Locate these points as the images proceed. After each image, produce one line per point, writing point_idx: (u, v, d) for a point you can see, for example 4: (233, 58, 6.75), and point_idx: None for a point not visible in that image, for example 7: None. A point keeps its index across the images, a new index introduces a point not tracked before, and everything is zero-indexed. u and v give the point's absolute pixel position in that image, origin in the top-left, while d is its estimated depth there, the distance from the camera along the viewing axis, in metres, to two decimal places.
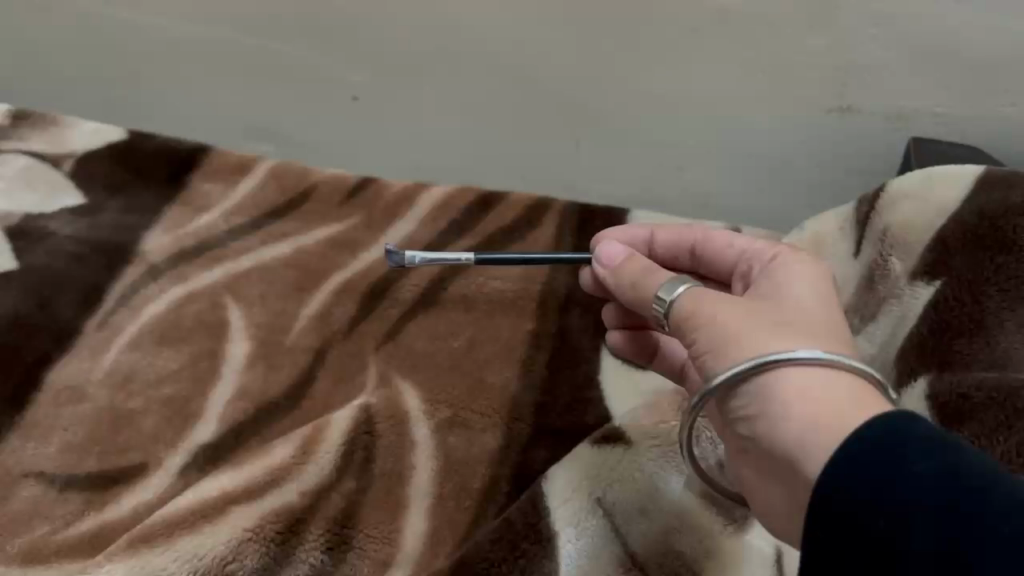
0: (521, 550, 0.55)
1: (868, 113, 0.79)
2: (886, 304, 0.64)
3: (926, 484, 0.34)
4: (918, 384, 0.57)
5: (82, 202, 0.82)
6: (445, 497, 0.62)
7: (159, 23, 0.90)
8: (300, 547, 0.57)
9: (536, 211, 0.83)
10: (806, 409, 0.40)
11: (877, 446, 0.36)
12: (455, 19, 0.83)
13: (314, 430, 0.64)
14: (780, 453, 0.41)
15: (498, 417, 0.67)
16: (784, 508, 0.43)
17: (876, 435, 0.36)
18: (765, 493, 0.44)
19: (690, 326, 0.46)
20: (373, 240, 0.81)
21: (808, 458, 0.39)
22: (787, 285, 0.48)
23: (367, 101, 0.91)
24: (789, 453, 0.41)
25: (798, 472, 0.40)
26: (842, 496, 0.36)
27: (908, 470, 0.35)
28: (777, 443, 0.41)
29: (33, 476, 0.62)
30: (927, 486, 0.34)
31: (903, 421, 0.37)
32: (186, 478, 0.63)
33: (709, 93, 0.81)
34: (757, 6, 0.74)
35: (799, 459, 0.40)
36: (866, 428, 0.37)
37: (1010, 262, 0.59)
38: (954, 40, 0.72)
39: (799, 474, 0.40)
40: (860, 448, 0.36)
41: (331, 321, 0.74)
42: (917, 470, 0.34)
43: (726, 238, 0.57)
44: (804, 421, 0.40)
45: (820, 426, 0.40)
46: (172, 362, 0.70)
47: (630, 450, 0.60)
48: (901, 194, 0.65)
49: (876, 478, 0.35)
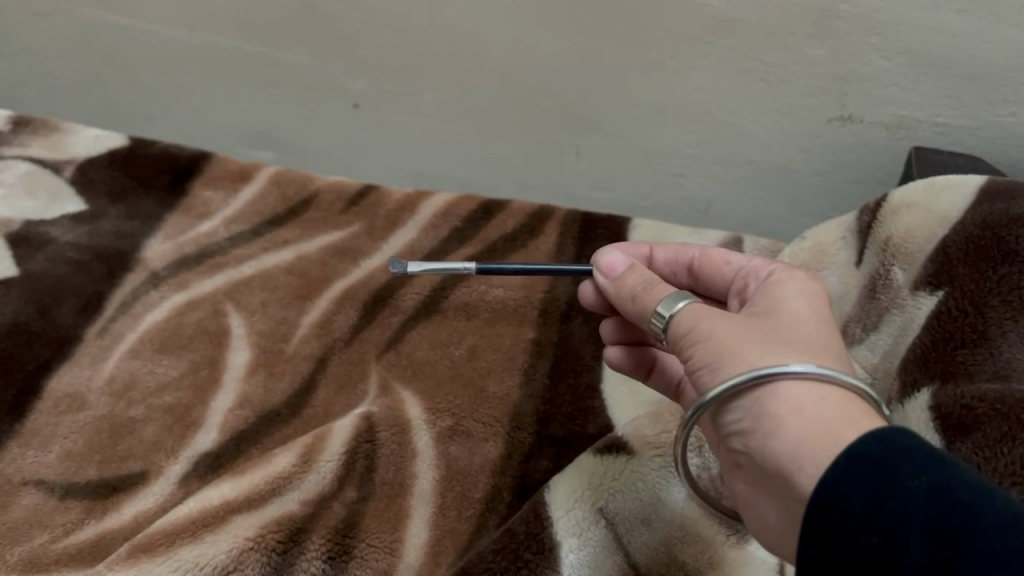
0: (523, 560, 0.55)
1: (869, 123, 0.79)
2: (889, 314, 0.64)
3: (919, 498, 0.34)
4: (922, 394, 0.56)
5: (83, 208, 0.82)
6: (446, 507, 0.61)
7: (158, 30, 0.90)
8: (301, 556, 0.56)
9: (537, 219, 0.83)
10: (798, 422, 0.40)
11: (870, 459, 0.36)
12: (454, 27, 0.82)
13: (314, 439, 0.64)
14: (773, 467, 0.41)
15: (499, 426, 0.67)
16: (776, 522, 0.43)
17: (871, 449, 0.36)
18: (758, 508, 0.44)
19: (688, 341, 0.46)
20: (373, 248, 0.81)
21: (801, 472, 0.39)
22: (785, 300, 0.49)
23: (368, 109, 0.92)
24: (781, 467, 0.40)
25: (789, 486, 0.40)
26: (835, 510, 0.35)
27: (902, 485, 0.34)
28: (769, 457, 0.41)
29: (32, 483, 0.62)
30: (920, 500, 0.34)
31: (897, 436, 0.37)
32: (187, 486, 0.63)
33: (708, 102, 0.81)
34: (759, 15, 0.74)
35: (789, 473, 0.40)
36: (860, 442, 0.37)
37: (1013, 272, 0.59)
38: (955, 49, 0.72)
39: (790, 488, 0.40)
40: (854, 463, 0.36)
41: (332, 328, 0.74)
42: (910, 483, 0.34)
43: (725, 256, 0.57)
44: (796, 434, 0.40)
45: (812, 439, 0.39)
46: (172, 371, 0.69)
47: (633, 459, 0.60)
48: (902, 206, 0.66)
49: (869, 492, 0.35)
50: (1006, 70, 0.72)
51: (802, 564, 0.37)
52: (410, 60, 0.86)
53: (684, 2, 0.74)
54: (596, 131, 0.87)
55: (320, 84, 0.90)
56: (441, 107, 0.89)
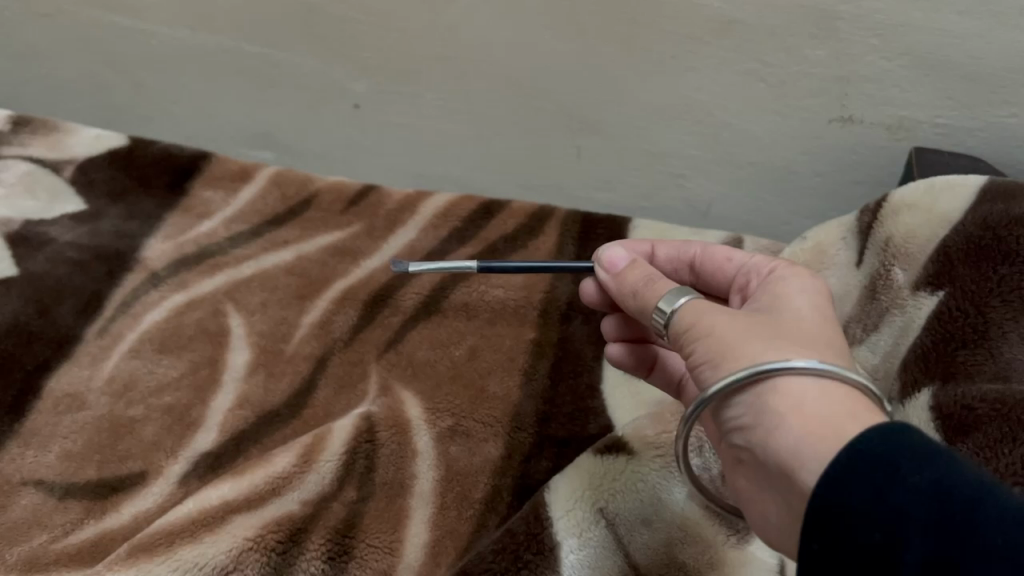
0: (523, 561, 0.55)
1: (869, 124, 0.79)
2: (889, 314, 0.64)
3: (919, 495, 0.34)
4: (922, 395, 0.56)
5: (83, 208, 0.82)
6: (446, 508, 0.61)
7: (158, 31, 0.90)
8: (300, 557, 0.56)
9: (537, 219, 0.83)
10: (799, 418, 0.40)
11: (871, 456, 0.36)
12: (454, 27, 0.82)
13: (314, 439, 0.64)
14: (774, 463, 0.41)
15: (499, 426, 0.66)
16: (777, 519, 0.43)
17: (872, 446, 0.36)
18: (759, 504, 0.44)
19: (689, 336, 0.46)
20: (372, 249, 0.81)
21: (802, 468, 0.39)
22: (787, 297, 0.49)
23: (368, 110, 0.92)
24: (781, 463, 0.40)
25: (790, 483, 0.40)
26: (836, 507, 0.36)
27: (903, 482, 0.34)
28: (770, 453, 0.41)
29: (32, 483, 0.62)
30: (920, 498, 0.34)
31: (898, 432, 0.37)
32: (186, 486, 0.63)
33: (708, 102, 0.81)
34: (760, 15, 0.74)
35: (790, 469, 0.40)
36: (861, 439, 0.37)
37: (1013, 273, 0.59)
38: (955, 50, 0.72)
39: (791, 484, 0.40)
40: (855, 460, 0.36)
41: (331, 329, 0.74)
42: (911, 480, 0.34)
43: (726, 253, 0.57)
44: (797, 430, 0.40)
45: (813, 435, 0.39)
46: (172, 371, 0.69)
47: (633, 459, 0.60)
48: (903, 205, 0.66)
49: (870, 490, 0.35)
50: (1007, 71, 0.72)
51: (804, 562, 0.37)
52: (410, 61, 0.86)
53: (685, 3, 0.74)
54: (596, 131, 0.87)
55: (320, 84, 0.90)
56: (441, 108, 0.89)
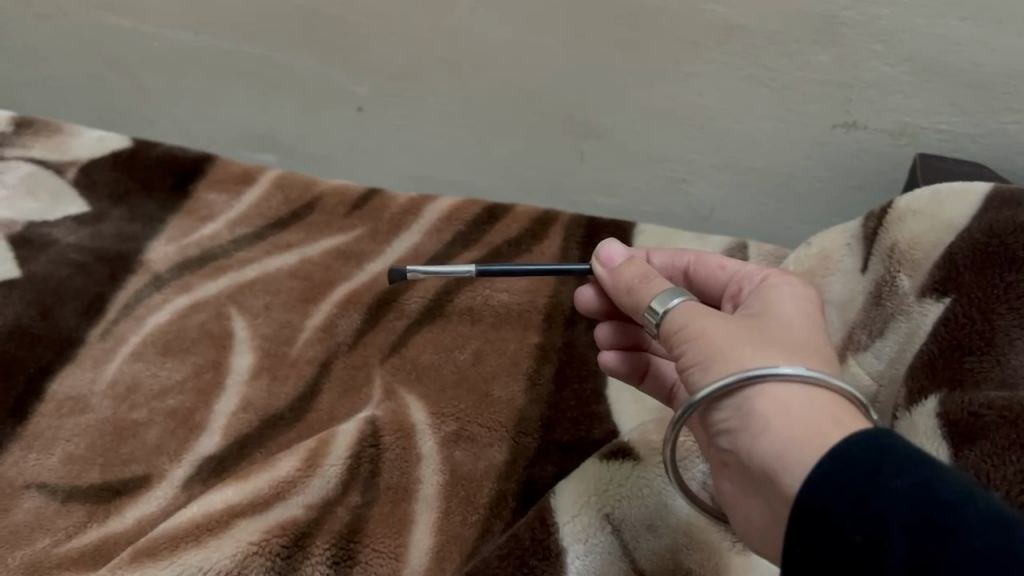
0: (528, 566, 0.55)
1: (872, 129, 0.79)
2: (895, 320, 0.64)
3: (901, 497, 0.34)
4: (928, 403, 0.56)
5: (84, 210, 0.81)
6: (450, 513, 0.61)
7: (159, 32, 0.90)
8: (306, 561, 0.56)
9: (541, 224, 0.83)
10: (785, 422, 0.40)
11: (854, 459, 0.36)
12: (458, 31, 0.82)
13: (319, 443, 0.63)
14: (759, 467, 0.41)
15: (504, 430, 0.66)
16: (761, 521, 0.43)
17: (853, 450, 0.37)
18: (743, 506, 0.44)
19: (680, 338, 0.46)
20: (376, 253, 0.80)
21: (786, 472, 0.39)
22: (777, 305, 0.49)
23: (371, 112, 0.91)
24: (767, 466, 0.40)
25: (775, 486, 0.40)
26: (819, 510, 0.36)
27: (885, 484, 0.34)
28: (755, 457, 0.41)
29: (34, 487, 0.61)
30: (902, 500, 0.34)
31: (880, 437, 0.37)
32: (190, 491, 0.62)
33: (711, 107, 0.81)
34: (762, 19, 0.74)
35: (775, 473, 0.40)
36: (844, 443, 0.37)
37: (1020, 280, 0.59)
38: (959, 57, 0.72)
39: (775, 487, 0.40)
40: (837, 464, 0.36)
41: (335, 332, 0.73)
42: (893, 482, 0.34)
43: (719, 261, 0.57)
44: (783, 434, 0.40)
45: (799, 439, 0.39)
46: (175, 374, 0.69)
47: (639, 465, 0.60)
48: (909, 211, 0.66)
49: (853, 492, 0.35)
50: (1009, 77, 0.72)
51: (789, 564, 0.37)
52: (413, 65, 0.86)
53: (688, 7, 0.74)
54: (598, 135, 0.87)
55: (322, 87, 0.90)
56: (443, 112, 0.89)
